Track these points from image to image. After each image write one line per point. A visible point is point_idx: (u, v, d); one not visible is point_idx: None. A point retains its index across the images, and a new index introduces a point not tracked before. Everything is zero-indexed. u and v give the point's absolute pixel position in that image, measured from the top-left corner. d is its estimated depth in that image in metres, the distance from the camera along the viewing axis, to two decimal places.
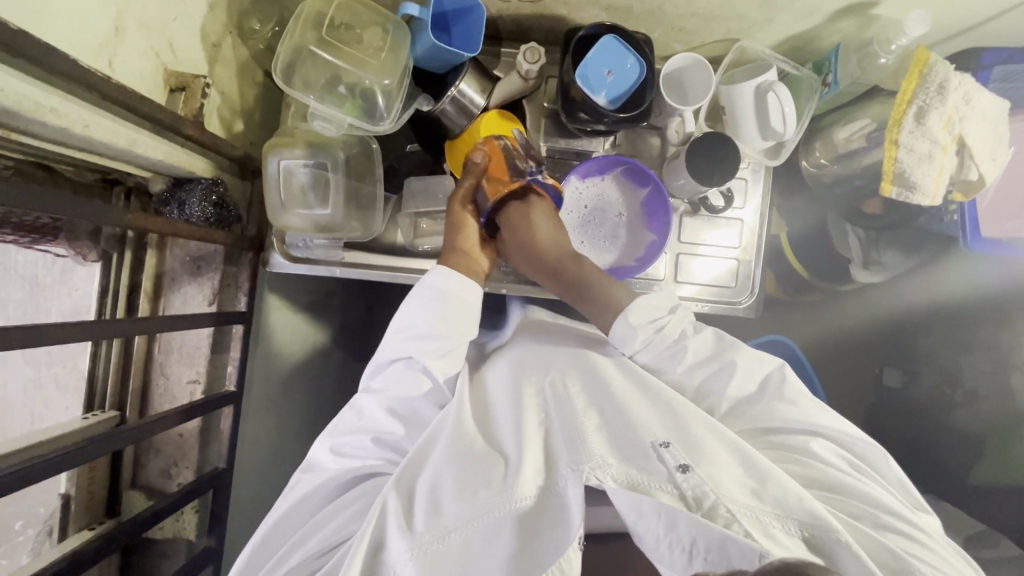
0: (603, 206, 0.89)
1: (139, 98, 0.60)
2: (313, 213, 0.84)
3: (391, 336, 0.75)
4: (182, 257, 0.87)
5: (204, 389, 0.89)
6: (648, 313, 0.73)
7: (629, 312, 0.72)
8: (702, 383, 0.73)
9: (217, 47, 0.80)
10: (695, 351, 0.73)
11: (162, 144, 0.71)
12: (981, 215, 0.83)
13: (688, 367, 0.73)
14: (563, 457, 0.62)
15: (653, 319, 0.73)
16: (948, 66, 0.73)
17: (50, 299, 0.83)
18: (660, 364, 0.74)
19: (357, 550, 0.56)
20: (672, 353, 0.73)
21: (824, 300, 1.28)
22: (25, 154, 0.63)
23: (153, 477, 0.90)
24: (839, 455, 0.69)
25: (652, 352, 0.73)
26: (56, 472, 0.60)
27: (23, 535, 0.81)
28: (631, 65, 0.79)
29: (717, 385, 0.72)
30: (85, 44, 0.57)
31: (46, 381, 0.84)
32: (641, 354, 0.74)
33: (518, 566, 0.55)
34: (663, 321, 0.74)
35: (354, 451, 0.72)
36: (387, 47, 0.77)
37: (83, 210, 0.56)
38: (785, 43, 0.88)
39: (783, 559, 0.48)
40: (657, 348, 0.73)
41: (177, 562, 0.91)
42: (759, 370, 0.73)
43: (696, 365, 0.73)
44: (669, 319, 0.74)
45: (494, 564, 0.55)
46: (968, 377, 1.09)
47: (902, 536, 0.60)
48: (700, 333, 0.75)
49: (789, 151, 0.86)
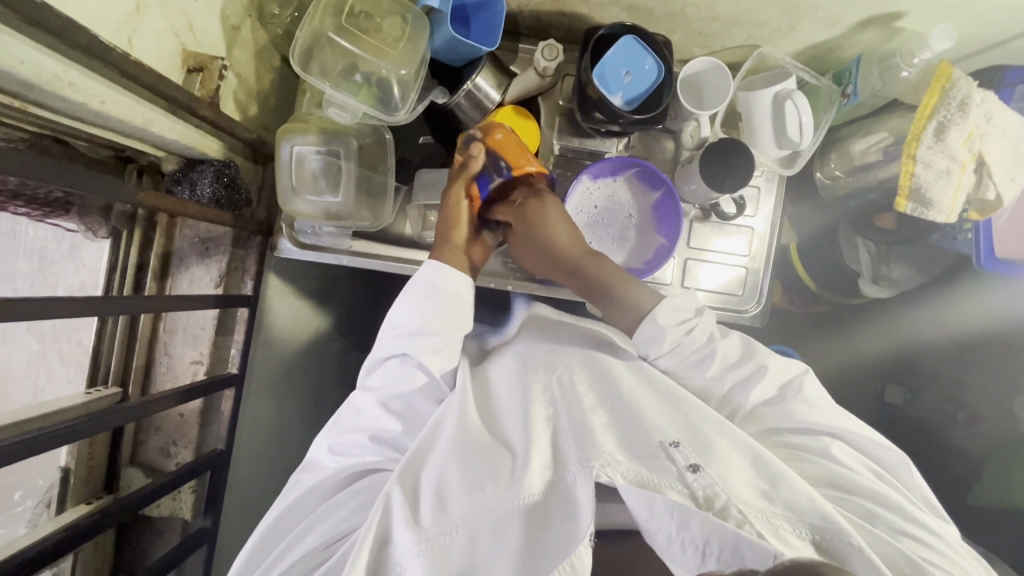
0: (614, 207, 0.88)
1: (156, 76, 0.60)
2: (324, 200, 0.84)
3: (386, 334, 0.75)
4: (190, 238, 0.88)
5: (206, 371, 0.90)
6: (673, 314, 0.73)
7: (657, 313, 0.72)
8: (730, 390, 0.73)
9: (236, 29, 0.80)
10: (724, 356, 0.73)
11: (177, 124, 0.71)
12: (996, 236, 0.82)
13: (719, 371, 0.72)
14: (572, 454, 0.61)
15: (682, 321, 0.73)
16: (971, 82, 0.73)
17: (59, 272, 0.83)
18: (688, 369, 0.74)
19: (361, 547, 0.56)
20: (700, 358, 0.73)
21: (830, 313, 1.27)
22: (41, 127, 0.63)
23: (153, 455, 0.91)
24: (862, 463, 0.69)
25: (679, 358, 0.73)
26: (59, 444, 0.60)
27: (22, 506, 0.82)
28: (649, 66, 0.78)
29: (739, 393, 0.72)
30: (104, 19, 0.57)
31: (50, 355, 0.85)
32: (664, 358, 0.74)
33: (525, 566, 0.55)
34: (692, 324, 0.73)
35: (352, 449, 0.72)
36: (405, 37, 0.76)
37: (96, 185, 0.56)
38: (806, 52, 0.87)
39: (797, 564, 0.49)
40: (685, 352, 0.73)
41: (171, 541, 0.92)
42: (782, 376, 0.72)
43: (727, 368, 0.72)
44: (699, 321, 0.73)
45: (505, 560, 0.55)
46: (969, 397, 1.08)
47: (919, 543, 0.60)
48: (727, 338, 0.74)
49: (804, 161, 0.86)
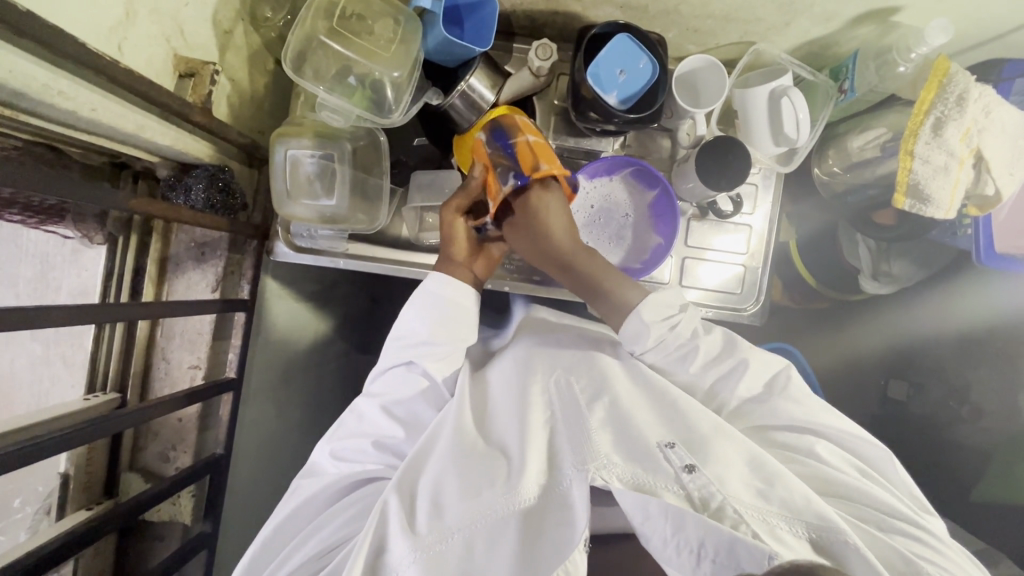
0: (610, 207, 0.88)
1: (147, 83, 0.60)
2: (319, 204, 0.83)
3: (393, 343, 0.75)
4: (186, 243, 0.87)
5: (204, 375, 0.89)
6: (660, 311, 0.71)
7: (642, 310, 0.70)
8: (713, 385, 0.73)
9: (229, 34, 0.80)
10: (707, 351, 0.72)
11: (171, 130, 0.71)
12: (995, 230, 0.82)
13: (700, 368, 0.72)
14: (568, 458, 0.61)
15: (666, 316, 0.71)
16: (968, 76, 0.72)
17: (59, 277, 0.84)
18: (671, 366, 0.73)
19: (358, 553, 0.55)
20: (682, 354, 0.72)
21: (832, 309, 1.27)
22: (35, 135, 0.63)
23: (152, 460, 0.91)
24: (846, 460, 0.68)
25: (662, 355, 0.72)
26: (54, 453, 0.60)
27: (22, 512, 0.82)
28: (643, 65, 0.77)
29: (722, 387, 0.72)
30: (93, 26, 0.57)
31: (53, 360, 0.86)
32: (650, 354, 0.72)
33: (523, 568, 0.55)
34: (676, 319, 0.72)
35: (354, 455, 0.72)
36: (398, 39, 0.76)
37: (87, 193, 0.56)
38: (802, 48, 0.87)
39: (793, 565, 0.49)
40: (668, 348, 0.72)
41: (172, 544, 0.92)
42: (765, 371, 0.72)
43: (707, 365, 0.72)
44: (682, 317, 0.72)
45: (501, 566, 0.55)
46: (975, 393, 1.06)
47: (910, 538, 0.60)
48: (710, 333, 0.74)
49: (801, 158, 0.85)
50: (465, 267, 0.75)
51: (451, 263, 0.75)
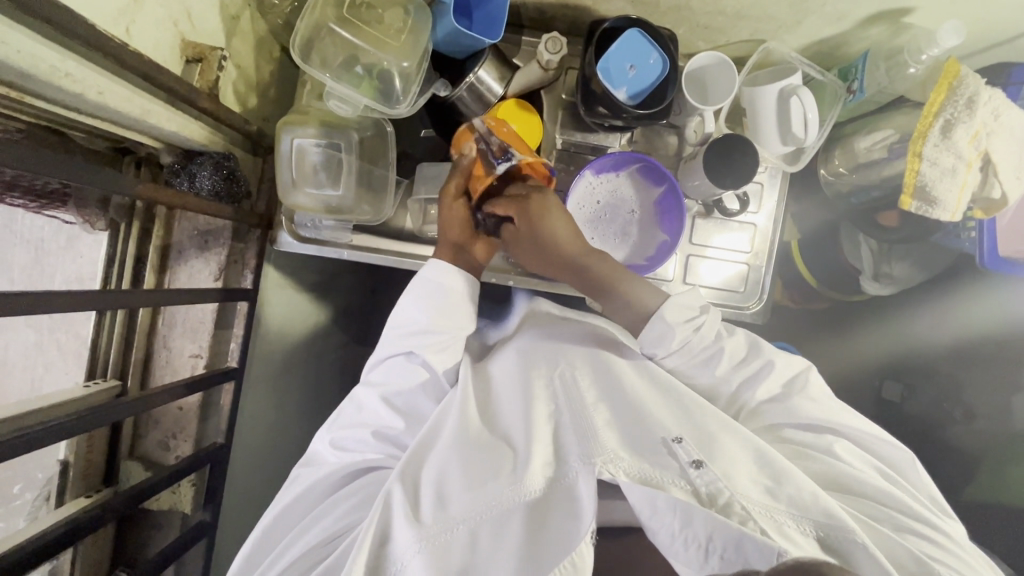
0: (616, 203, 0.87)
1: (155, 66, 0.59)
2: (324, 194, 0.82)
3: (390, 331, 0.75)
4: (189, 231, 0.86)
5: (206, 365, 0.88)
6: (682, 313, 0.72)
7: (664, 312, 0.71)
8: (737, 388, 0.73)
9: (235, 19, 0.79)
10: (732, 354, 0.73)
11: (177, 116, 0.70)
12: (998, 235, 0.82)
13: (726, 370, 0.72)
14: (573, 451, 0.61)
15: (688, 319, 0.72)
16: (979, 80, 0.72)
17: (54, 263, 0.81)
18: (693, 368, 0.74)
19: (362, 546, 0.55)
20: (708, 356, 0.73)
21: (831, 309, 1.28)
22: (39, 118, 0.62)
23: (152, 448, 0.90)
24: (872, 463, 0.68)
25: (684, 357, 0.73)
26: (54, 441, 0.60)
27: (20, 499, 0.81)
28: (654, 60, 0.77)
29: (745, 389, 0.72)
30: (102, 8, 0.56)
31: (48, 345, 0.84)
32: (672, 357, 0.73)
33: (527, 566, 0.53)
34: (699, 321, 0.72)
35: (354, 445, 0.72)
36: (408, 28, 0.75)
37: (93, 177, 0.55)
38: (811, 48, 0.87)
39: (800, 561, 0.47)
40: (692, 350, 0.72)
41: (169, 534, 0.91)
42: (787, 370, 0.72)
43: (732, 368, 0.73)
44: (705, 320, 0.73)
45: (502, 560, 0.54)
46: (970, 394, 1.09)
47: (928, 541, 0.60)
48: (733, 336, 0.75)
49: (808, 158, 0.85)
50: (454, 249, 0.75)
51: (444, 243, 0.75)
